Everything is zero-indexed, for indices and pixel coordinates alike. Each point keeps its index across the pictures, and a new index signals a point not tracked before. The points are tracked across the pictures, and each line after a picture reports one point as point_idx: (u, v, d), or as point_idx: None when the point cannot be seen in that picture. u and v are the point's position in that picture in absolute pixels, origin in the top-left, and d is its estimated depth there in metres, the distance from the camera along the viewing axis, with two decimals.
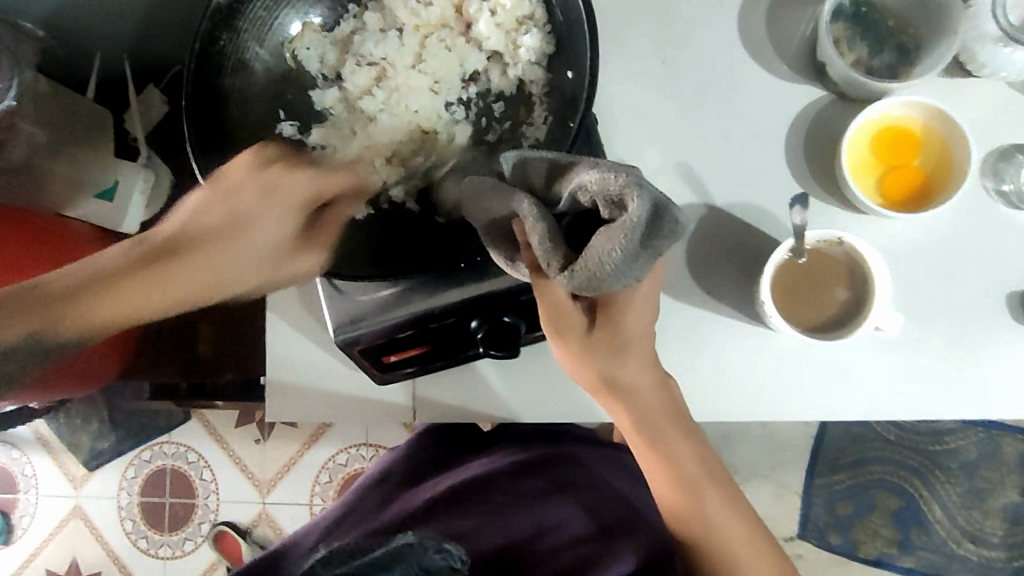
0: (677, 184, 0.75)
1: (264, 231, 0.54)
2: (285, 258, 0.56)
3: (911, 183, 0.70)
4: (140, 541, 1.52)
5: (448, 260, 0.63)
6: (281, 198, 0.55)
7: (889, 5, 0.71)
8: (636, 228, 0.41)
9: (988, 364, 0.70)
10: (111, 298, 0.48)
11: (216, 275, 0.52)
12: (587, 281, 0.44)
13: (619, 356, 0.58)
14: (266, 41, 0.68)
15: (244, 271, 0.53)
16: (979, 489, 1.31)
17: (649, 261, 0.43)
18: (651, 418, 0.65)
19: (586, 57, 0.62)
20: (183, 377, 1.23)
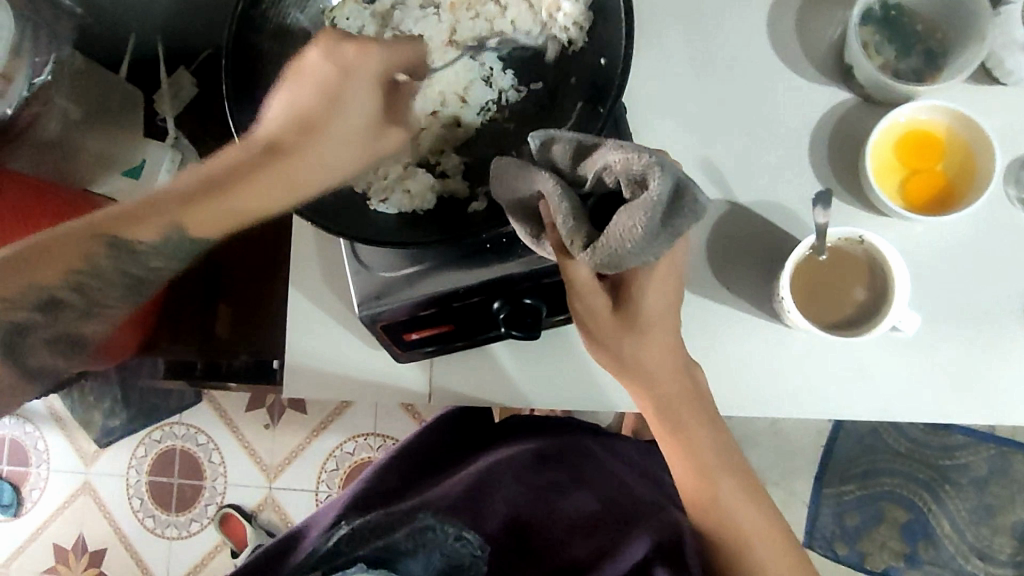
0: (699, 180, 0.76)
1: (334, 153, 0.54)
2: (363, 148, 0.55)
3: (933, 188, 0.70)
4: (146, 520, 1.54)
5: (469, 231, 0.63)
6: (329, 134, 0.53)
7: (919, 10, 0.72)
8: (657, 206, 0.43)
9: (1006, 370, 0.70)
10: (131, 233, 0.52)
11: (262, 203, 0.53)
12: (608, 256, 0.46)
13: (636, 337, 0.62)
14: (305, 9, 0.70)
15: (303, 185, 0.54)
16: (988, 505, 1.31)
17: (670, 237, 0.45)
18: (668, 394, 0.66)
19: (620, 45, 0.64)
20: (200, 356, 1.20)
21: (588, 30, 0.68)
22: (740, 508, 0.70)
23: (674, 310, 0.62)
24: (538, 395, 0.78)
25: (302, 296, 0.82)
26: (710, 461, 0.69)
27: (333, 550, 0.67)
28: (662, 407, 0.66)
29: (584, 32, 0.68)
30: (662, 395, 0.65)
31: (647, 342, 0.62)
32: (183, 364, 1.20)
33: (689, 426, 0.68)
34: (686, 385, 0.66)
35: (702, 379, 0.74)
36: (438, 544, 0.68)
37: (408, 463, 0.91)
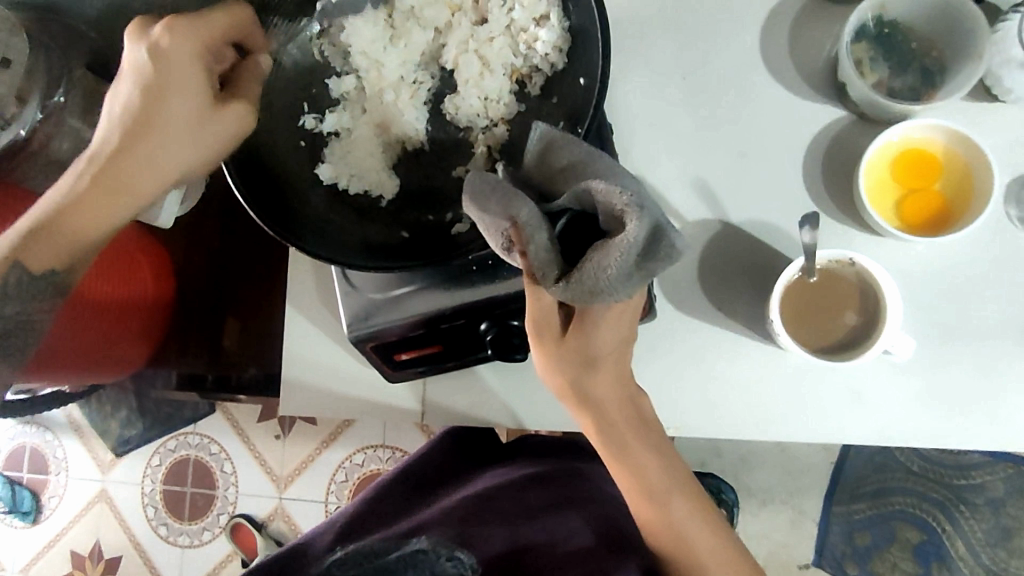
0: (691, 199, 0.75)
1: (182, 109, 0.58)
2: (209, 119, 0.59)
3: (929, 208, 0.69)
4: (160, 528, 1.56)
5: (448, 255, 0.64)
6: (160, 129, 0.57)
7: (914, 27, 0.71)
8: (633, 247, 0.44)
9: (1008, 394, 0.68)
10: (79, 209, 0.59)
11: (156, 160, 0.59)
12: (581, 291, 0.48)
13: (588, 368, 0.59)
14: (296, 38, 0.73)
15: (177, 151, 0.59)
16: (1006, 527, 1.27)
17: (643, 277, 0.46)
18: (611, 420, 0.63)
19: (597, 63, 0.65)
20: (209, 369, 1.26)
21: (567, 51, 0.69)
22: (689, 528, 0.69)
23: (627, 345, 0.59)
24: (529, 413, 0.78)
25: (298, 314, 0.82)
26: (653, 482, 0.67)
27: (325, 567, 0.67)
28: (605, 431, 0.64)
29: (562, 53, 0.69)
30: (604, 416, 0.63)
31: (597, 374, 0.59)
32: (194, 376, 1.26)
33: (635, 450, 0.66)
34: (629, 411, 0.64)
35: (693, 401, 0.73)
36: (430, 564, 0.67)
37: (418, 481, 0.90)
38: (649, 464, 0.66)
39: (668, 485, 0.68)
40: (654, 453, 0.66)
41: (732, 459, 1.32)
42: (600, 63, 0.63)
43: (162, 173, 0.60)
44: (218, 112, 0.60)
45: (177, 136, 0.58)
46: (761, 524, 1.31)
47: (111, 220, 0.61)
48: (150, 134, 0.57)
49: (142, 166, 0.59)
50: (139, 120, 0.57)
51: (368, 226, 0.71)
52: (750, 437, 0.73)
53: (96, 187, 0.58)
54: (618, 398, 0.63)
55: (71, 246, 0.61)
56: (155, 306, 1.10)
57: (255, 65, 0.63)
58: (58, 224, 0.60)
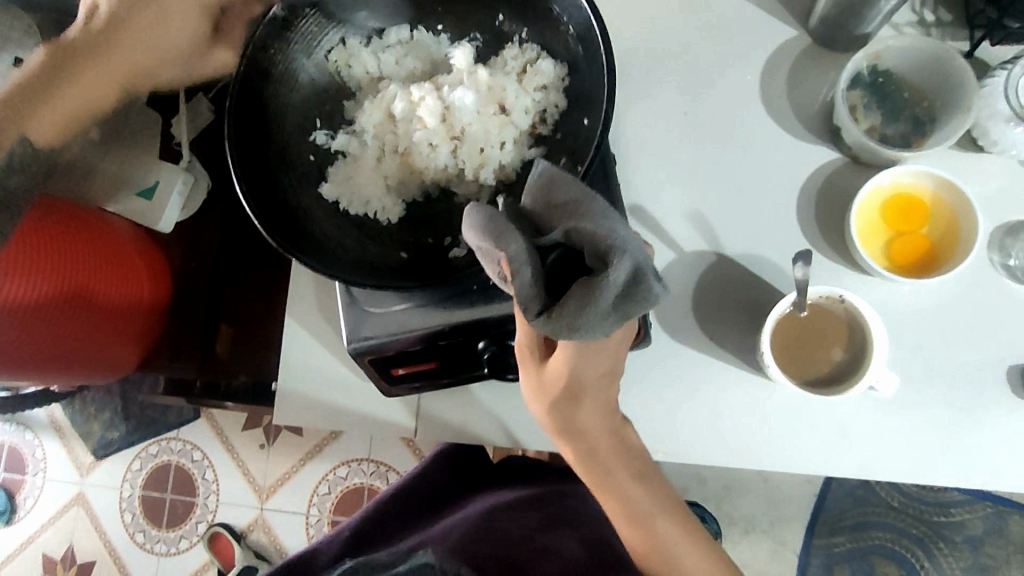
0: (688, 231, 0.77)
1: (175, 27, 0.62)
2: (201, 52, 0.65)
3: (916, 250, 0.72)
4: (137, 534, 1.55)
5: (448, 278, 0.65)
6: (145, 28, 0.61)
7: (906, 78, 0.74)
8: (614, 288, 0.46)
9: (986, 434, 0.71)
10: (56, 87, 0.63)
11: (142, 50, 0.62)
12: (561, 327, 0.48)
13: (571, 399, 0.60)
14: (312, 53, 0.74)
15: (161, 54, 0.63)
16: (983, 566, 1.29)
17: (619, 318, 0.48)
18: (594, 443, 0.64)
19: (601, 106, 0.66)
20: (199, 375, 1.23)
21: (567, 82, 0.72)
22: (679, 551, 0.67)
23: (616, 368, 0.60)
24: (520, 433, 0.79)
25: (295, 325, 0.83)
26: (636, 504, 0.66)
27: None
28: (587, 453, 0.65)
29: (564, 84, 0.72)
30: (587, 442, 0.64)
31: (581, 404, 0.60)
32: (184, 382, 1.22)
33: (617, 471, 0.65)
34: (613, 439, 0.65)
35: (681, 427, 0.75)
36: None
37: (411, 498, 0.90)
38: (630, 488, 0.66)
39: (651, 507, 0.67)
40: (635, 477, 0.66)
41: (716, 488, 1.33)
42: (604, 107, 0.64)
43: (142, 57, 0.63)
44: (184, 23, 0.63)
45: (158, 30, 0.62)
46: (742, 554, 1.31)
47: (86, 101, 0.65)
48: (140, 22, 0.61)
49: (130, 42, 0.62)
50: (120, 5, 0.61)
51: (367, 245, 0.72)
52: (737, 466, 0.74)
53: (71, 61, 0.62)
54: (603, 422, 0.63)
55: (56, 126, 0.66)
56: (146, 309, 1.09)
57: (236, 25, 0.66)
58: (37, 108, 0.64)
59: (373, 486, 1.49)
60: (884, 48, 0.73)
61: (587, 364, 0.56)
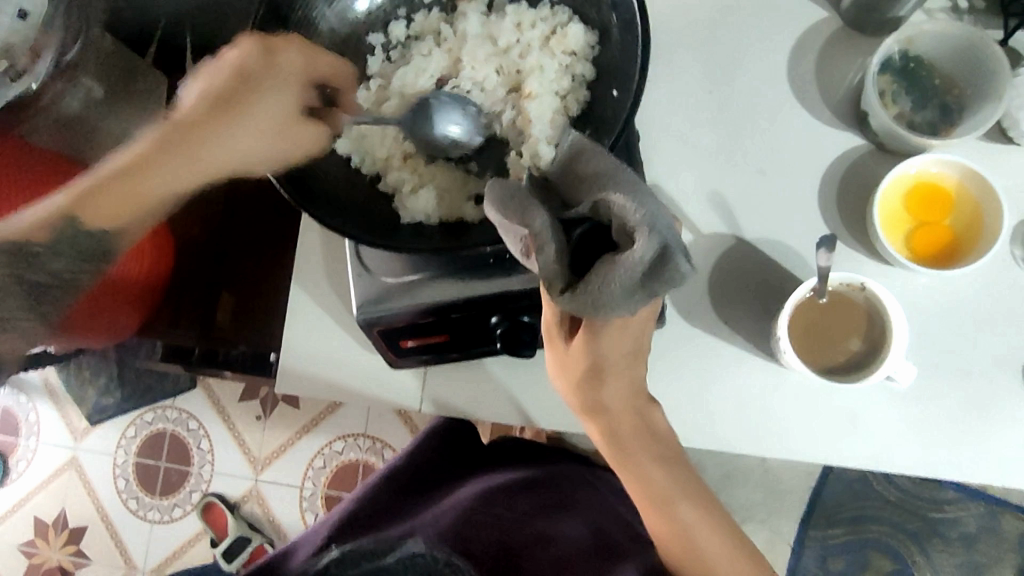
0: (707, 213, 0.76)
1: (276, 103, 0.65)
2: (288, 131, 0.65)
3: (939, 241, 0.71)
4: (130, 501, 1.54)
5: (462, 242, 0.63)
6: (242, 113, 0.64)
7: (937, 64, 0.73)
8: (639, 264, 0.44)
9: (1000, 430, 0.70)
10: (142, 181, 0.69)
11: (225, 147, 0.65)
12: (584, 305, 0.46)
13: (593, 378, 0.58)
14: (334, 4, 0.73)
15: (254, 142, 0.64)
16: (975, 563, 1.29)
17: (644, 298, 0.46)
18: (619, 425, 0.62)
19: (631, 77, 0.65)
20: (198, 343, 1.21)
21: (598, 50, 0.71)
22: (690, 536, 0.66)
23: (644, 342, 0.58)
24: (528, 410, 0.79)
25: (303, 293, 0.82)
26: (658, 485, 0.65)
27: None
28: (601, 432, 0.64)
29: (594, 51, 0.71)
30: (612, 421, 0.62)
31: (604, 386, 0.59)
32: (183, 349, 1.21)
33: (636, 452, 0.64)
34: (634, 419, 0.63)
35: (691, 411, 0.74)
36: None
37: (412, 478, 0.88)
38: (654, 472, 0.65)
39: (671, 490, 0.66)
40: (656, 460, 0.65)
41: (714, 477, 1.33)
42: (635, 78, 0.63)
43: (216, 159, 0.66)
44: (299, 125, 0.65)
45: (261, 125, 0.64)
46: None
47: (165, 193, 0.70)
48: (223, 129, 0.65)
49: (217, 149, 0.66)
50: (232, 103, 0.64)
51: (379, 203, 0.71)
52: (747, 450, 0.74)
53: (181, 147, 0.66)
54: (619, 402, 0.61)
55: (107, 214, 0.71)
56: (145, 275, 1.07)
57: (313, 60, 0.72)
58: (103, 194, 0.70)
59: (369, 461, 1.48)
60: (917, 33, 0.71)
61: (607, 344, 0.55)
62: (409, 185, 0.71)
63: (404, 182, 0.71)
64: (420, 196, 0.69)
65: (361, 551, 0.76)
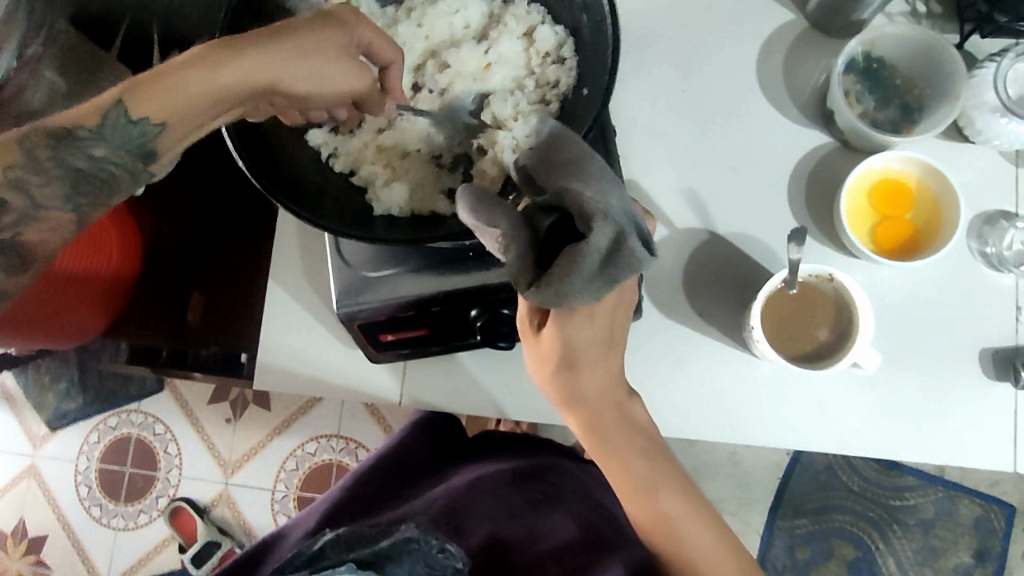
0: (680, 208, 0.78)
1: (317, 56, 0.56)
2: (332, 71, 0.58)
3: (901, 235, 0.74)
4: (93, 508, 1.50)
5: (434, 231, 0.64)
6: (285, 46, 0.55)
7: (898, 66, 0.76)
8: (594, 253, 0.46)
9: (957, 415, 0.73)
10: (179, 79, 0.52)
11: (275, 69, 0.54)
12: (550, 296, 0.48)
13: (569, 367, 0.59)
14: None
15: (299, 74, 0.56)
16: (934, 548, 1.35)
17: (605, 284, 0.48)
18: (600, 415, 0.63)
19: (601, 79, 0.65)
20: (166, 343, 1.19)
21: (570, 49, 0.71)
22: (677, 528, 0.66)
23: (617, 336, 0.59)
24: (505, 404, 0.79)
25: (279, 290, 0.82)
26: (637, 475, 0.66)
27: (318, 552, 0.68)
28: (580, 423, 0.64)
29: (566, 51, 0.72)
30: (588, 411, 0.63)
31: (583, 375, 0.60)
32: (150, 350, 1.19)
33: (620, 440, 0.65)
34: (608, 409, 0.64)
35: (665, 401, 0.76)
36: (421, 554, 0.68)
37: (393, 462, 0.89)
38: (633, 464, 0.66)
39: (650, 485, 0.66)
40: (636, 450, 0.66)
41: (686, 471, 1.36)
42: (606, 78, 0.62)
43: (273, 75, 0.54)
44: (342, 64, 0.58)
45: (308, 54, 0.56)
46: None
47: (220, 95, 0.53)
48: (286, 53, 0.55)
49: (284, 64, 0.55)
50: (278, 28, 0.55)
51: (350, 196, 0.70)
52: (720, 437, 0.76)
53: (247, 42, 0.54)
54: (596, 394, 0.62)
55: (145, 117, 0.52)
56: (111, 276, 1.05)
57: None
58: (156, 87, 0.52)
59: (342, 462, 1.47)
60: (879, 35, 0.74)
61: (582, 333, 0.56)
62: (381, 178, 0.71)
63: (376, 176, 0.71)
64: (392, 189, 0.69)
65: (358, 533, 0.69)
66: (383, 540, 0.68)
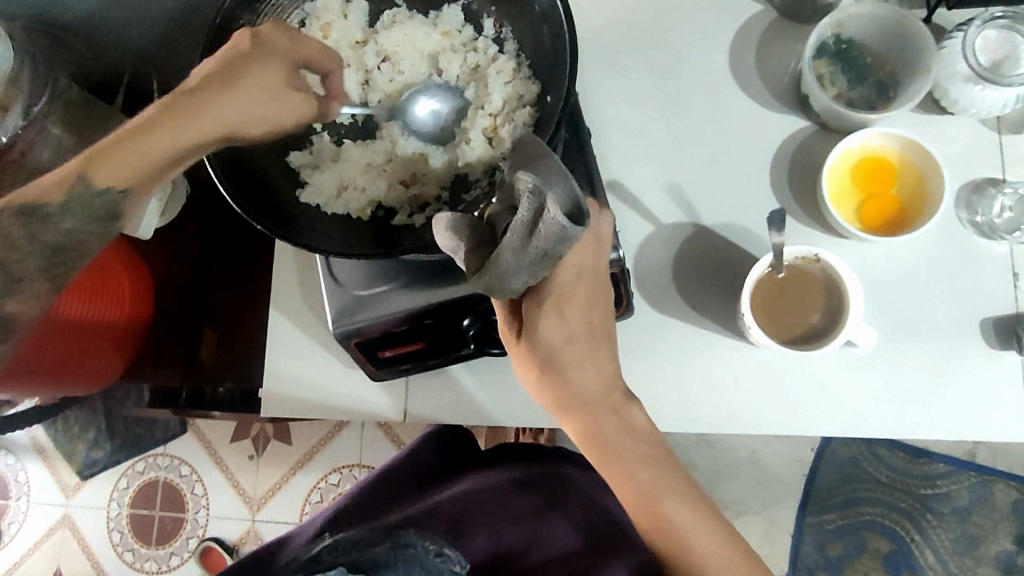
0: (666, 203, 0.79)
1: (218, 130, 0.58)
2: (281, 92, 0.59)
3: (888, 210, 0.73)
4: (126, 554, 1.52)
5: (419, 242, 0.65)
6: (240, 88, 0.57)
7: (868, 45, 0.76)
8: (521, 223, 0.48)
9: (965, 389, 0.72)
10: (133, 143, 0.55)
11: (157, 152, 0.56)
12: (491, 280, 0.50)
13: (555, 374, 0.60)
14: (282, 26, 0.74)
15: (245, 112, 0.57)
16: (971, 535, 1.31)
17: (538, 258, 0.49)
18: (598, 413, 0.62)
19: (562, 86, 0.65)
20: (184, 382, 1.22)
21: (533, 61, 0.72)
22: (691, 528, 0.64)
23: (605, 334, 0.61)
24: (510, 412, 0.80)
25: (281, 316, 0.84)
26: (642, 486, 0.63)
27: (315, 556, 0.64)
28: (587, 425, 0.62)
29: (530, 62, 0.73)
30: (592, 418, 0.62)
31: (570, 377, 0.60)
32: (169, 390, 1.23)
33: (617, 448, 0.62)
34: (611, 419, 0.62)
35: (665, 396, 0.76)
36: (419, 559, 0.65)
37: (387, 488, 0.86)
38: (641, 473, 0.63)
39: (660, 487, 0.63)
40: (643, 459, 0.63)
41: (710, 473, 1.34)
42: (565, 87, 0.63)
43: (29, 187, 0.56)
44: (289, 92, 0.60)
45: (254, 94, 0.58)
46: None
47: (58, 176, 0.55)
48: (224, 104, 0.57)
49: (225, 114, 0.56)
50: (219, 75, 0.57)
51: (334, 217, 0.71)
52: (725, 428, 0.75)
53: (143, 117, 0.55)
54: (598, 400, 0.62)
55: (111, 178, 0.55)
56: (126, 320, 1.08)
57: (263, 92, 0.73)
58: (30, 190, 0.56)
59: None
60: (845, 17, 0.75)
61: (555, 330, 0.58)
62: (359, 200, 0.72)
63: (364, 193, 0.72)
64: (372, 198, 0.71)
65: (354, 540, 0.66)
66: (381, 544, 0.65)
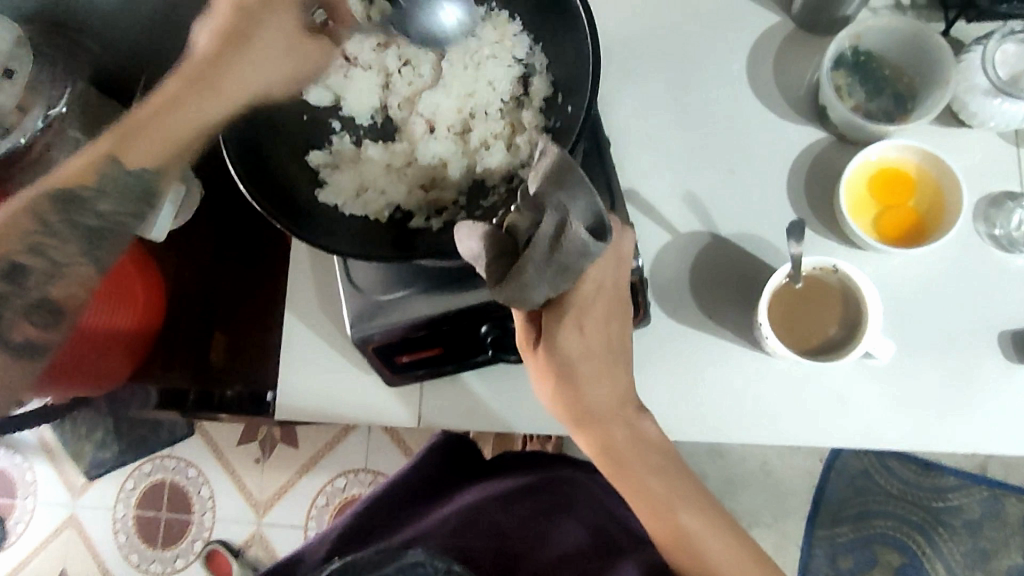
0: (682, 212, 0.79)
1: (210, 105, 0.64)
2: (296, 45, 0.66)
3: (905, 223, 0.74)
4: (132, 555, 1.52)
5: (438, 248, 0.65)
6: (245, 51, 0.63)
7: (887, 57, 0.77)
8: (544, 236, 0.48)
9: (982, 402, 0.72)
10: (161, 118, 0.64)
11: (183, 118, 0.64)
12: (512, 292, 0.50)
13: (573, 385, 0.59)
14: None
15: (262, 76, 0.64)
16: (983, 549, 1.30)
17: (559, 270, 0.50)
18: (616, 422, 0.62)
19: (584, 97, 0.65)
20: (193, 386, 1.19)
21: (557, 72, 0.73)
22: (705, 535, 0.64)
23: (625, 345, 0.61)
24: (523, 417, 0.80)
25: (296, 320, 0.84)
26: (655, 495, 0.64)
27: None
28: (604, 435, 0.62)
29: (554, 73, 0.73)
30: (608, 427, 0.62)
31: (589, 387, 0.60)
32: (177, 394, 1.18)
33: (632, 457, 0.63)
34: (626, 426, 0.62)
35: (680, 405, 0.76)
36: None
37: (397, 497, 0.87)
38: (651, 483, 0.64)
39: (672, 496, 0.65)
40: (654, 469, 0.64)
41: (719, 484, 1.34)
42: (587, 99, 0.63)
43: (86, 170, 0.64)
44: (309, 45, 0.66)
45: (262, 54, 0.64)
46: None
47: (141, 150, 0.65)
48: (237, 69, 0.63)
49: (230, 79, 0.64)
50: (232, 37, 0.63)
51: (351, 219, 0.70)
52: (739, 438, 0.75)
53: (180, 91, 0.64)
54: (616, 410, 0.62)
55: (152, 154, 0.65)
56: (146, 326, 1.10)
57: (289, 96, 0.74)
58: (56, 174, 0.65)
59: None
60: (863, 29, 0.75)
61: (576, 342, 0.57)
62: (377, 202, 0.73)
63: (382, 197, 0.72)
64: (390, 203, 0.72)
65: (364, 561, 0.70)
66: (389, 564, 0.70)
